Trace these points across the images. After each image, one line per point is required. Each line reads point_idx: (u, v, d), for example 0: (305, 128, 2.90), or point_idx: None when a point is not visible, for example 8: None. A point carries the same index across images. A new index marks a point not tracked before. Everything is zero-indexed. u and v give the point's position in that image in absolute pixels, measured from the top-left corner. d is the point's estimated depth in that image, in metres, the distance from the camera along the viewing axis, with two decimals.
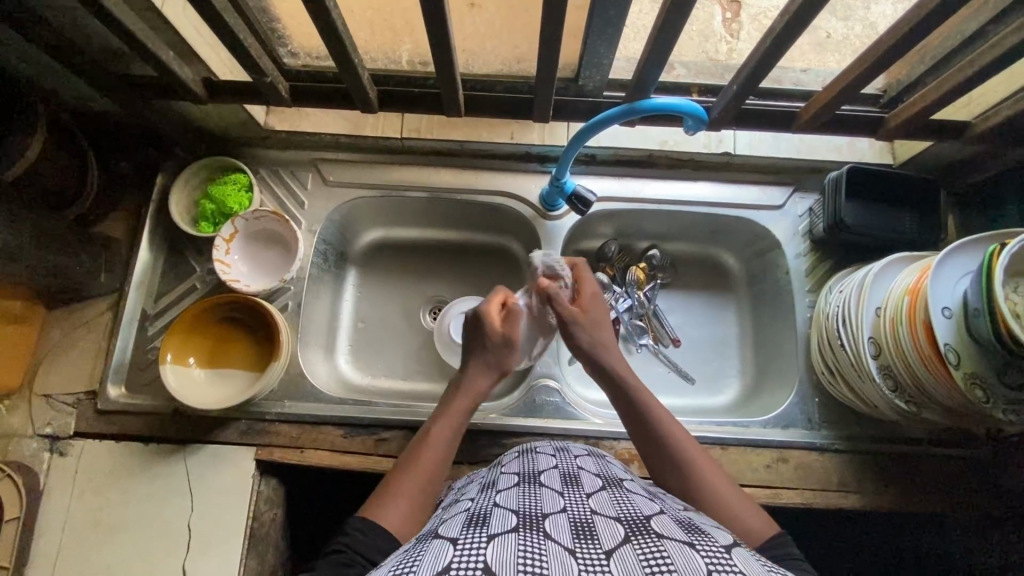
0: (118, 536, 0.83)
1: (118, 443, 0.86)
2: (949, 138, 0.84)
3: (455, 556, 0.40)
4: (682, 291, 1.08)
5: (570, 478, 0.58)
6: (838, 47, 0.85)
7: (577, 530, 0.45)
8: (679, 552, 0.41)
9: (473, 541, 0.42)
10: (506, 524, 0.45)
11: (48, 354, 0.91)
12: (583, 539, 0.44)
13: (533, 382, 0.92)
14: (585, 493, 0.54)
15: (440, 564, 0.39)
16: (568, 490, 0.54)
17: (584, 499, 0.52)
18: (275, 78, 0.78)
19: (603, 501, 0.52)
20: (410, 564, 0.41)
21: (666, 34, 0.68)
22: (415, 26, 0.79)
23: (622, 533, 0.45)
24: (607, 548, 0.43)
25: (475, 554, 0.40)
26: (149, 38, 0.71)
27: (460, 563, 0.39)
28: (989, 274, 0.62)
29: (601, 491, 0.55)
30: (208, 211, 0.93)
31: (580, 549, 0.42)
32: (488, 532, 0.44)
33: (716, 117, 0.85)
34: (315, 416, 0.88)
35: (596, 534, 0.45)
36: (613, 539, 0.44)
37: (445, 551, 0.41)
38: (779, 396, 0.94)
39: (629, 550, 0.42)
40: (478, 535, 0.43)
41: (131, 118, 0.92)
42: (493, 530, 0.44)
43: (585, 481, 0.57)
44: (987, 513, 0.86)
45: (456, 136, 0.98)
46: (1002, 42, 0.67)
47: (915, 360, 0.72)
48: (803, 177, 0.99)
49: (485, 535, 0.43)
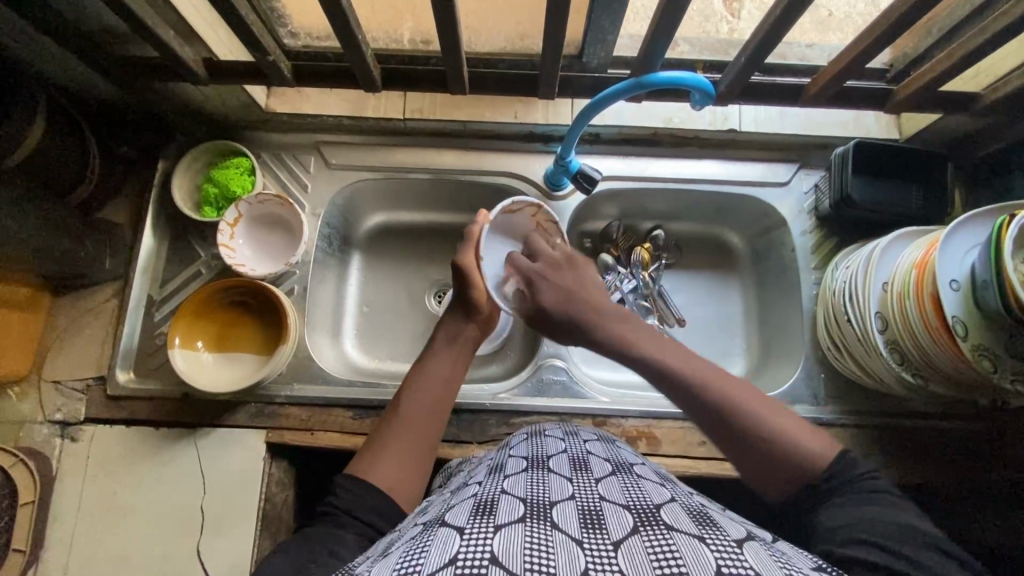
0: (132, 519, 0.83)
1: (128, 427, 0.87)
2: (957, 111, 0.83)
3: (463, 545, 0.41)
4: (687, 271, 1.08)
5: (579, 464, 0.58)
6: (840, 25, 0.82)
7: (585, 519, 0.46)
8: (688, 546, 0.42)
9: (481, 530, 0.42)
10: (514, 513, 0.45)
11: (57, 340, 0.91)
12: (590, 528, 0.44)
13: (540, 362, 0.93)
14: (594, 479, 0.54)
15: (448, 554, 0.40)
16: (577, 476, 0.54)
17: (593, 485, 0.53)
18: (277, 57, 0.77)
19: (612, 488, 0.53)
20: (417, 553, 0.41)
21: (673, 8, 0.67)
22: (416, 5, 0.77)
23: (631, 523, 0.45)
24: (614, 538, 0.43)
25: (482, 545, 0.40)
26: (151, 18, 0.69)
27: (467, 554, 0.39)
28: (998, 244, 0.62)
29: (610, 476, 0.56)
30: (211, 195, 0.92)
31: (587, 540, 0.43)
32: (495, 521, 0.44)
33: (724, 92, 0.84)
34: (324, 399, 0.89)
35: (603, 524, 0.45)
36: (620, 530, 0.44)
37: (452, 540, 0.42)
38: (785, 372, 0.95)
39: (637, 541, 0.43)
40: (485, 526, 0.43)
41: (130, 102, 0.91)
42: (500, 520, 0.44)
43: (594, 467, 0.57)
44: (995, 484, 0.87)
45: (459, 116, 0.97)
46: (1013, 11, 0.66)
47: (921, 333, 0.72)
48: (808, 154, 0.99)
49: (492, 525, 0.43)
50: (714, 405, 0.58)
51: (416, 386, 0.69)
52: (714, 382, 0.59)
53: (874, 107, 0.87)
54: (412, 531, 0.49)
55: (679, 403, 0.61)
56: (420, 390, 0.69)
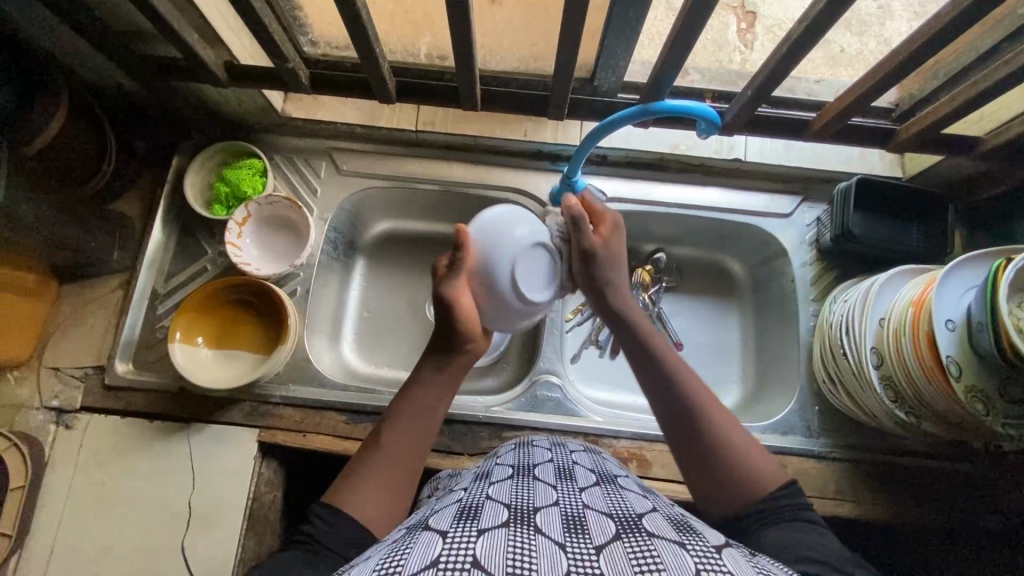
0: (120, 510, 0.84)
1: (123, 418, 0.87)
2: (959, 153, 0.84)
3: (445, 549, 0.41)
4: (686, 295, 1.08)
5: (564, 472, 0.58)
6: (849, 61, 0.86)
7: (568, 525, 0.46)
8: (668, 551, 0.42)
9: (464, 534, 0.43)
10: (497, 518, 0.46)
11: (60, 327, 0.92)
12: (573, 534, 0.45)
13: (535, 378, 0.93)
14: (578, 487, 0.55)
15: (429, 557, 0.40)
16: (561, 484, 0.55)
17: (576, 493, 0.53)
18: (296, 65, 0.79)
19: (595, 496, 0.53)
20: (400, 554, 0.42)
21: (683, 39, 0.69)
22: (436, 22, 0.80)
23: (612, 530, 0.45)
24: (596, 543, 0.43)
25: (464, 549, 0.41)
26: (178, 22, 0.72)
27: (449, 557, 0.40)
28: (993, 288, 0.62)
29: (594, 486, 0.56)
30: (222, 194, 0.94)
31: (570, 544, 0.43)
32: (478, 526, 0.44)
33: (730, 122, 0.86)
34: (317, 401, 0.89)
35: (586, 529, 0.45)
36: (603, 536, 0.44)
37: (435, 543, 0.42)
38: (779, 403, 0.95)
39: (618, 547, 0.43)
40: (468, 530, 0.44)
41: (149, 98, 0.93)
42: (484, 524, 0.45)
43: (579, 476, 0.58)
44: (987, 527, 0.86)
45: (470, 131, 0.99)
46: (1015, 60, 0.67)
47: (916, 372, 0.73)
48: (813, 187, 1.00)
49: (475, 529, 0.44)
50: (684, 409, 0.65)
51: (394, 427, 0.68)
52: (701, 404, 0.66)
53: (877, 144, 0.88)
54: (397, 535, 0.49)
55: (662, 404, 0.67)
56: (401, 430, 0.67)
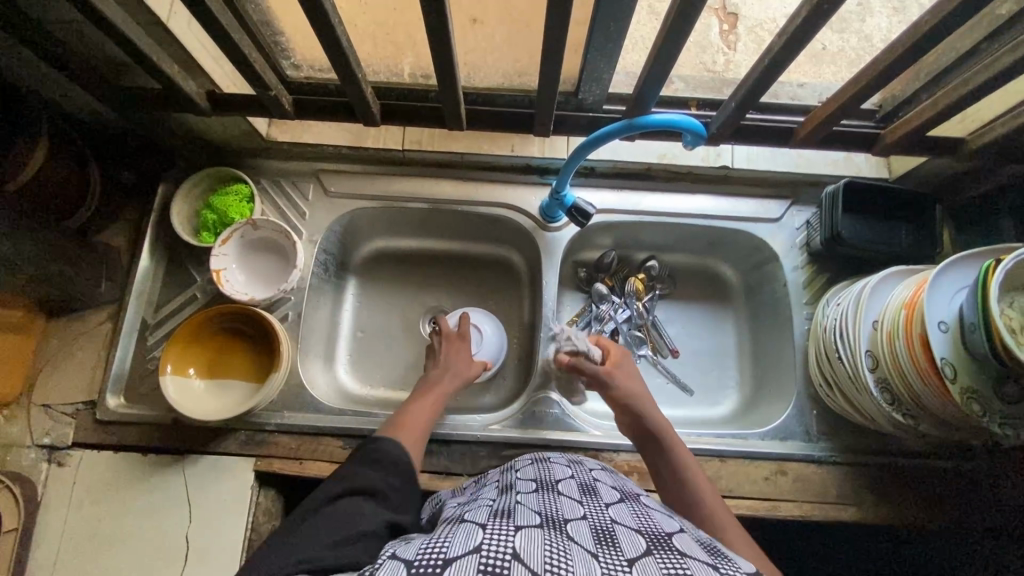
0: (116, 548, 0.82)
1: (116, 453, 0.86)
2: (944, 155, 0.84)
3: (486, 537, 0.41)
4: (681, 301, 1.08)
5: (588, 489, 0.58)
6: (834, 60, 0.86)
7: (599, 536, 0.46)
8: (702, 572, 0.41)
9: (503, 527, 0.43)
10: (533, 520, 0.46)
11: (49, 362, 0.91)
12: (604, 545, 0.44)
13: (532, 394, 0.93)
14: (603, 503, 0.54)
15: (472, 542, 0.40)
16: (587, 500, 0.54)
17: (603, 509, 0.52)
18: (279, 92, 0.79)
19: (622, 512, 0.52)
20: (441, 538, 0.42)
21: (665, 52, 0.69)
22: (418, 42, 0.79)
23: (644, 545, 0.45)
24: (629, 556, 0.43)
25: (505, 540, 0.41)
26: (156, 53, 0.71)
27: (491, 545, 0.40)
28: (984, 286, 0.63)
29: (620, 503, 0.55)
30: (209, 221, 0.93)
31: (602, 554, 0.42)
32: (515, 523, 0.44)
33: (715, 132, 0.86)
34: (314, 427, 0.88)
35: (616, 541, 0.45)
36: (634, 549, 0.44)
37: (476, 532, 0.42)
38: (777, 407, 0.95)
39: (651, 561, 0.42)
40: (506, 524, 0.44)
41: (132, 128, 0.92)
42: (520, 522, 0.45)
43: (603, 493, 0.57)
44: (991, 526, 0.86)
45: (458, 148, 1.00)
46: (998, 62, 0.68)
47: (911, 372, 0.73)
48: (801, 190, 1.00)
49: (513, 525, 0.44)
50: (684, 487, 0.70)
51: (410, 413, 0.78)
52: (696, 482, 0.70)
53: (863, 148, 0.89)
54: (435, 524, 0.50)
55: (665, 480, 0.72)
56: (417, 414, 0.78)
